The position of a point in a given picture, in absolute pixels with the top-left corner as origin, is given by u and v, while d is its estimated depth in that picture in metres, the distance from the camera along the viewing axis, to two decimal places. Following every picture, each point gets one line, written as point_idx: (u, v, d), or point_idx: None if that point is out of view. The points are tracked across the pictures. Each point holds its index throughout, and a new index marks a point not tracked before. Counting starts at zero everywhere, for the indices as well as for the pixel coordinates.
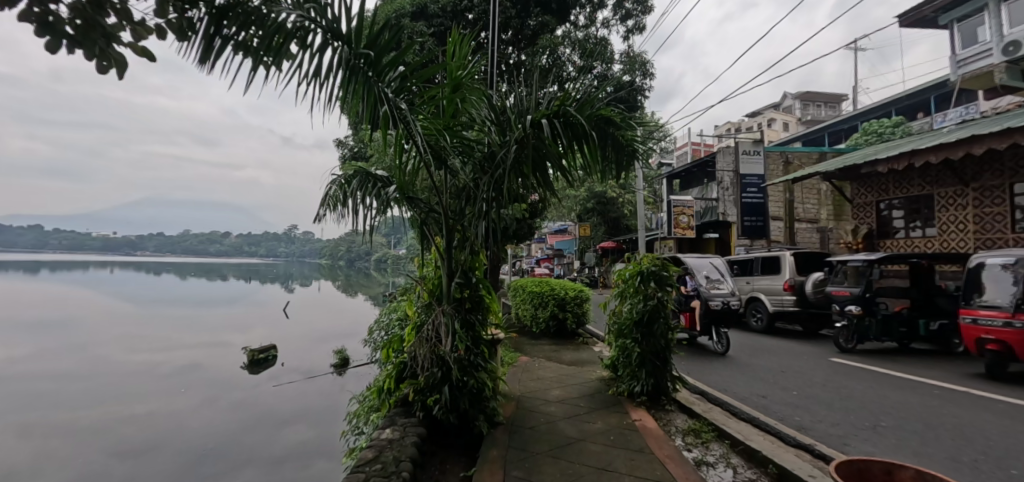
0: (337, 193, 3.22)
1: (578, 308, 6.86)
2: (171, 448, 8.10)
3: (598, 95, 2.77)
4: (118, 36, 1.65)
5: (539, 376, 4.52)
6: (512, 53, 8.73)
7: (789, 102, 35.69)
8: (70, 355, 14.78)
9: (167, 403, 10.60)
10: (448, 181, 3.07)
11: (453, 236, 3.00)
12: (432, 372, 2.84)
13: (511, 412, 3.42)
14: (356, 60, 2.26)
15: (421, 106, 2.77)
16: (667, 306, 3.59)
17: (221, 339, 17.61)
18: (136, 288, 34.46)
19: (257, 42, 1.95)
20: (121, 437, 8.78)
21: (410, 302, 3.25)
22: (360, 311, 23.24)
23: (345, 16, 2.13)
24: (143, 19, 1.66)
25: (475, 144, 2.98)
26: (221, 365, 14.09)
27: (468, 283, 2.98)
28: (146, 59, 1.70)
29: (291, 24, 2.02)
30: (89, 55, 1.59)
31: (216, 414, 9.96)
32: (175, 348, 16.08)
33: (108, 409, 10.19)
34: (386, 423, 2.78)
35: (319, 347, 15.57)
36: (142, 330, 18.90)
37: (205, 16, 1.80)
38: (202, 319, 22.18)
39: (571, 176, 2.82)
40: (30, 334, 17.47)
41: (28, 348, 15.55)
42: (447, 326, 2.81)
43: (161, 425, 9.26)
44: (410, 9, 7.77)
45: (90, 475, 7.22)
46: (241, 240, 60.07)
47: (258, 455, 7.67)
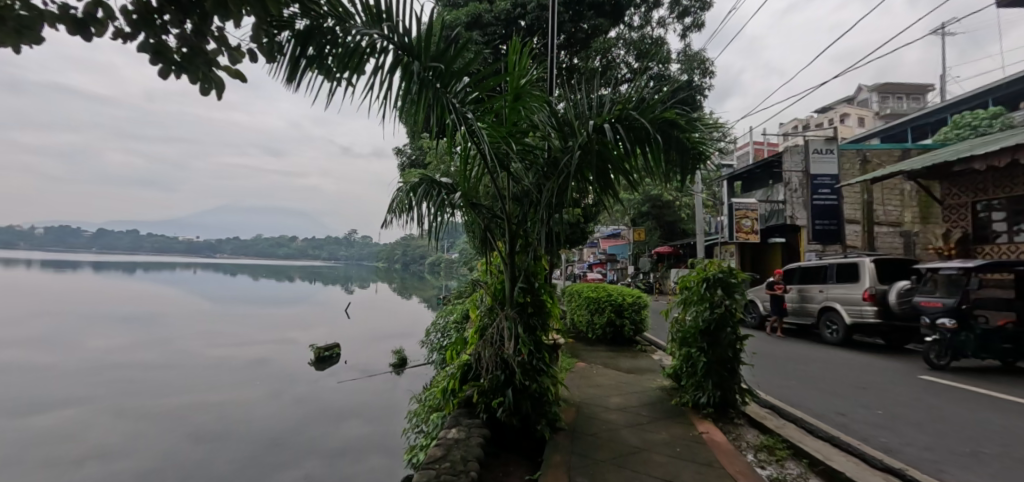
0: (403, 200, 3.36)
1: (635, 314, 6.74)
2: (244, 437, 8.71)
3: (661, 96, 2.72)
4: (217, 60, 1.82)
5: (597, 383, 4.48)
6: (565, 58, 8.72)
7: (864, 95, 33.12)
8: (160, 348, 16.35)
9: (241, 395, 11.43)
10: (510, 187, 3.08)
11: (516, 242, 3.04)
12: (495, 374, 2.91)
13: (571, 418, 3.41)
14: (424, 72, 2.39)
15: (484, 114, 2.82)
16: (734, 314, 3.43)
17: (289, 336, 18.83)
18: (214, 288, 37.57)
19: (334, 60, 2.14)
20: (200, 423, 9.56)
21: (474, 307, 3.36)
22: (415, 314, 24.00)
23: (414, 32, 2.25)
24: (238, 44, 1.83)
25: (537, 150, 3.01)
26: (289, 360, 15.03)
27: (530, 288, 3.02)
28: (239, 79, 1.86)
29: (366, 45, 2.20)
30: (193, 79, 1.79)
31: (283, 406, 10.60)
32: (248, 344, 17.35)
33: (191, 397, 11.19)
34: (451, 423, 2.85)
35: (376, 347, 16.24)
36: (221, 327, 20.58)
37: (292, 38, 2.04)
38: (271, 317, 23.79)
39: (634, 180, 2.79)
40: (128, 328, 19.56)
41: (127, 340, 17.41)
42: (509, 329, 2.85)
43: (235, 415, 10.00)
44: (465, 19, 7.93)
45: (176, 458, 7.92)
46: (307, 244, 63.95)
47: (319, 448, 8.11)
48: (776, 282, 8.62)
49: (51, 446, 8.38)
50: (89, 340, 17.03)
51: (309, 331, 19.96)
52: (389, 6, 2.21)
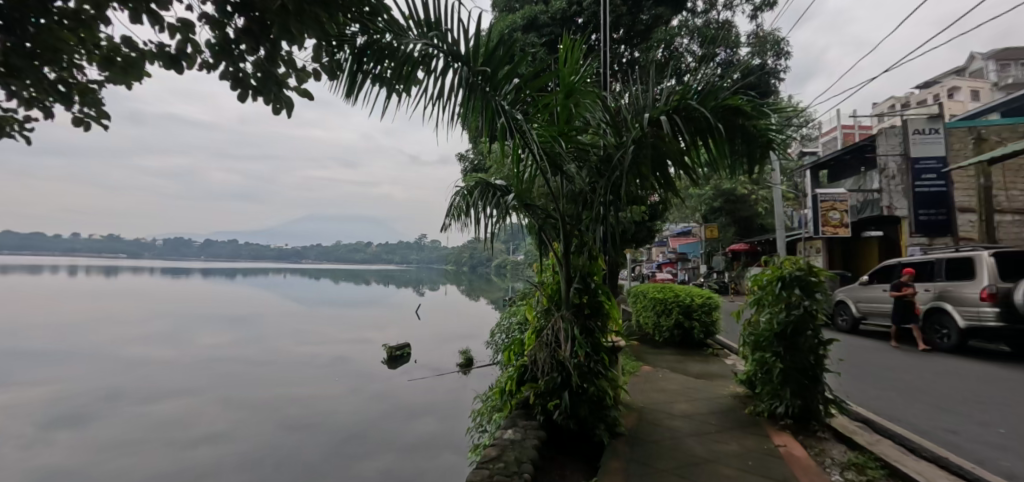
0: (460, 204, 3.42)
1: (704, 316, 6.38)
2: (325, 429, 9.37)
3: (723, 83, 2.54)
4: (286, 82, 1.97)
5: (662, 388, 4.27)
6: (624, 51, 8.49)
7: (979, 65, 28.93)
8: (255, 346, 18.06)
9: (324, 390, 12.31)
10: (564, 187, 3.01)
11: (571, 242, 2.97)
12: (551, 377, 2.87)
13: (632, 423, 3.28)
14: (474, 77, 2.42)
15: (535, 115, 2.79)
16: (815, 317, 3.13)
17: (365, 336, 19.99)
18: (300, 291, 40.83)
19: (390, 72, 2.26)
20: (288, 415, 10.42)
21: (531, 307, 3.35)
22: (481, 315, 24.49)
23: (463, 39, 2.29)
24: (303, 66, 1.96)
25: (591, 148, 2.93)
26: (366, 359, 15.94)
27: (586, 288, 2.94)
28: (305, 98, 1.98)
29: (418, 54, 2.28)
30: (267, 101, 1.97)
31: (359, 402, 11.25)
32: (330, 343, 18.65)
33: (281, 390, 12.25)
34: (507, 424, 2.84)
35: (445, 347, 16.76)
36: (306, 327, 22.31)
37: (350, 55, 2.21)
38: (350, 318, 25.41)
39: (695, 174, 2.63)
40: (230, 327, 21.82)
41: (228, 338, 19.42)
42: (565, 331, 2.79)
43: (318, 408, 10.78)
44: (521, 23, 7.99)
45: (268, 445, 8.68)
46: (381, 249, 67.59)
47: (392, 442, 8.52)
48: (904, 283, 6.98)
49: (168, 430, 9.56)
50: (198, 337, 19.21)
51: (384, 331, 21.06)
52: (440, 14, 2.26)
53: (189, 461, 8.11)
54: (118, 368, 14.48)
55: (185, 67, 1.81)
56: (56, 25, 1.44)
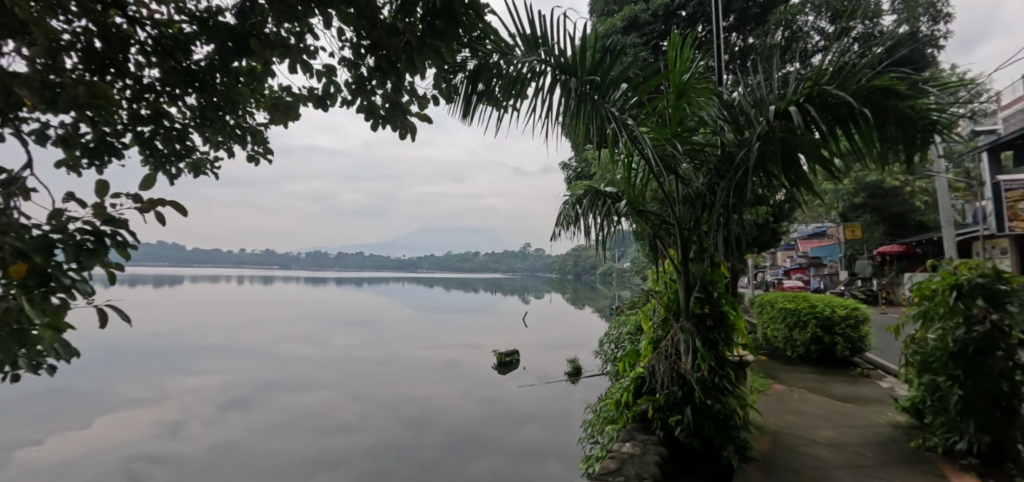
0: (570, 213, 3.44)
1: (850, 331, 5.53)
2: (439, 429, 9.95)
3: (866, 62, 2.22)
4: (409, 108, 2.18)
5: (800, 410, 3.81)
6: (736, 39, 7.82)
7: None
8: (380, 347, 19.93)
9: (438, 391, 13.12)
10: (679, 191, 2.85)
11: (690, 248, 2.81)
12: (671, 390, 2.73)
13: (765, 447, 2.97)
14: (582, 87, 2.44)
15: (646, 118, 2.69)
16: (1009, 335, 2.55)
17: (476, 341, 20.92)
18: (416, 299, 44.16)
19: (501, 91, 2.38)
20: (407, 412, 11.29)
21: (646, 317, 3.23)
22: (587, 324, 24.14)
23: (569, 50, 2.33)
24: (423, 93, 2.14)
25: (709, 147, 2.74)
26: (476, 363, 16.65)
27: (708, 298, 2.76)
28: (425, 122, 2.17)
29: (527, 71, 2.36)
30: (394, 128, 2.19)
31: (470, 405, 11.78)
32: (444, 347, 19.85)
33: (401, 389, 13.34)
34: (625, 436, 2.75)
35: (551, 355, 16.83)
36: (422, 332, 24.04)
37: (464, 79, 2.37)
38: (461, 324, 26.81)
39: (836, 169, 2.31)
40: (359, 330, 24.39)
41: (358, 339, 21.71)
42: (686, 342, 2.65)
43: (433, 408, 11.51)
44: (621, 24, 7.82)
45: (391, 439, 9.51)
46: (487, 258, 70.37)
47: (501, 446, 8.77)
48: None
49: (311, 418, 10.96)
50: (334, 338, 21.76)
51: (492, 337, 21.82)
52: (545, 30, 2.33)
53: (326, 446, 9.20)
54: (274, 362, 17.01)
55: (329, 106, 2.13)
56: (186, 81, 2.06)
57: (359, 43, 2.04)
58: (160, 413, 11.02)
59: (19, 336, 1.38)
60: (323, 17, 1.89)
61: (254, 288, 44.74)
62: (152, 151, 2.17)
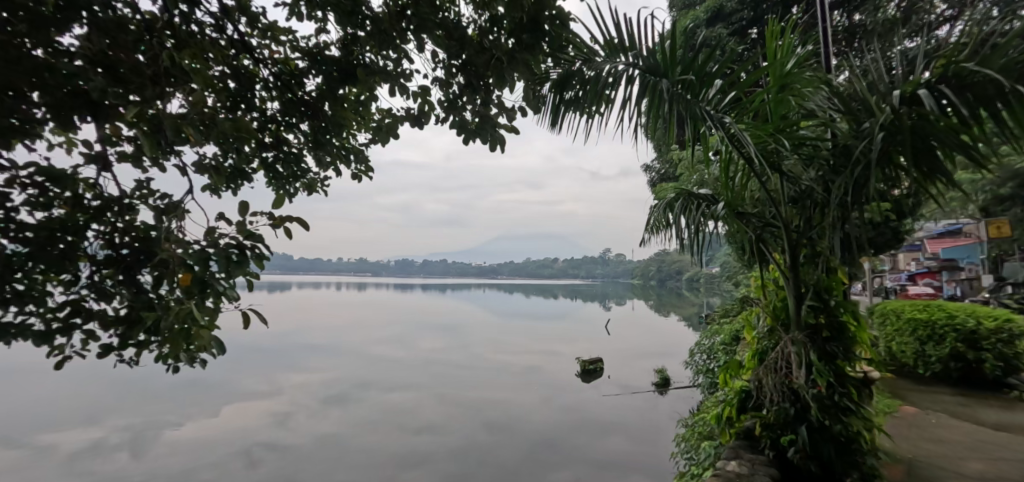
0: (661, 217, 3.33)
1: (1003, 347, 4.65)
2: (521, 435, 10.05)
3: (1018, 31, 1.88)
4: (497, 121, 2.24)
5: (940, 438, 3.30)
6: (841, 19, 7.05)
7: None
8: (464, 351, 20.62)
9: (520, 396, 13.26)
10: (784, 190, 2.63)
11: (799, 252, 2.58)
12: (782, 407, 2.52)
13: (898, 478, 2.62)
14: (674, 87, 2.35)
15: (745, 114, 2.52)
16: None
17: (557, 348, 20.83)
18: (497, 304, 45.13)
19: (586, 98, 2.38)
20: (489, 415, 11.55)
21: (749, 326, 3.02)
22: (674, 333, 22.98)
23: (656, 51, 2.27)
24: (510, 104, 2.20)
25: (818, 141, 2.49)
26: (558, 370, 16.57)
27: (822, 307, 2.52)
28: (513, 133, 2.23)
29: (612, 76, 2.33)
30: (484, 141, 2.27)
31: (552, 412, 11.76)
32: (526, 353, 20.02)
33: (484, 393, 13.68)
34: (729, 454, 2.57)
35: (635, 365, 16.24)
36: (504, 337, 24.46)
37: (550, 89, 2.42)
38: (542, 331, 26.90)
39: (985, 158, 1.97)
40: (444, 334, 25.46)
41: (444, 343, 22.69)
42: (798, 355, 2.43)
43: (514, 413, 11.66)
44: (704, 17, 7.43)
45: (474, 441, 9.80)
46: (566, 265, 70.02)
47: (584, 457, 8.65)
48: None
49: (401, 417, 11.63)
50: (422, 342, 22.93)
51: (573, 345, 21.60)
52: (631, 33, 2.28)
53: (414, 445, 9.68)
54: (370, 362, 18.31)
55: (424, 124, 2.28)
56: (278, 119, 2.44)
57: (450, 63, 2.16)
58: (274, 405, 12.36)
59: (186, 334, 1.69)
60: (418, 42, 2.04)
61: (351, 294, 48.75)
62: (275, 174, 2.49)
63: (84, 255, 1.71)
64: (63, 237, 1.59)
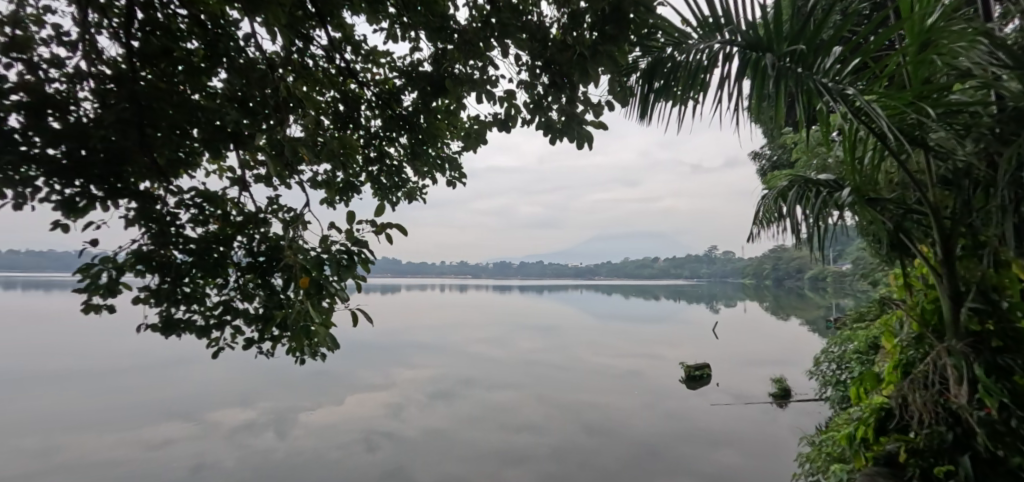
0: (772, 209, 3.02)
1: None
2: (622, 440, 9.75)
3: None
4: (584, 117, 2.19)
5: None
6: None
7: None
8: (561, 353, 20.58)
9: (620, 400, 12.87)
10: (931, 169, 2.21)
11: (956, 243, 2.14)
12: (935, 431, 2.11)
13: None
14: (782, 61, 2.09)
15: (874, 84, 2.16)
16: None
17: (659, 352, 19.87)
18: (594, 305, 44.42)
19: (678, 84, 2.24)
20: (589, 418, 11.37)
21: (888, 333, 2.62)
22: (795, 339, 20.64)
23: (757, 24, 2.04)
24: (597, 100, 2.14)
25: (976, 107, 2.05)
26: (660, 375, 15.80)
27: (990, 311, 2.07)
28: (601, 128, 2.16)
29: (708, 58, 2.13)
30: (571, 139, 2.23)
31: (655, 418, 11.24)
32: (625, 356, 19.41)
33: (583, 395, 13.52)
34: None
35: (749, 373, 14.88)
36: (602, 339, 23.97)
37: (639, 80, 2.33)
38: (642, 333, 25.89)
39: None
40: (542, 335, 25.66)
41: (541, 344, 22.88)
42: (955, 369, 2.02)
43: (614, 418, 11.34)
44: None
45: (573, 443, 9.72)
46: (666, 264, 66.65)
47: (692, 468, 8.13)
48: None
49: (502, 414, 11.94)
50: (520, 342, 23.37)
51: (677, 349, 20.43)
52: (727, 8, 2.07)
53: (514, 443, 9.87)
54: (471, 361, 19.10)
55: (512, 127, 2.31)
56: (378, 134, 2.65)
57: (533, 63, 2.15)
58: (388, 397, 13.44)
59: (307, 330, 1.91)
60: (503, 47, 2.06)
61: (453, 295, 51.41)
62: (379, 184, 2.70)
63: (233, 262, 2.05)
64: (217, 248, 2.01)
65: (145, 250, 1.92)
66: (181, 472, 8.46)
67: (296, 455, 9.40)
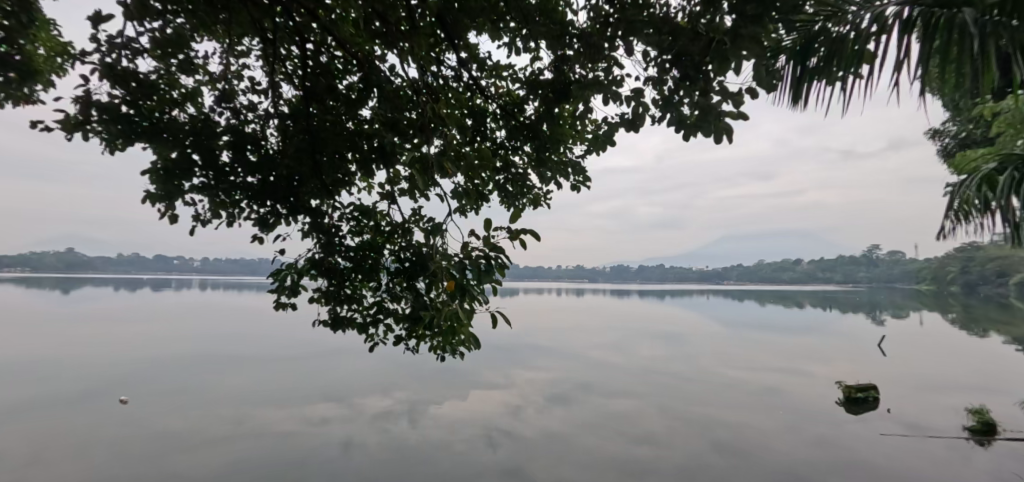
0: (975, 195, 2.95)
1: None
2: (762, 465, 8.74)
3: None
4: (721, 109, 2.00)
5: None
6: None
7: None
8: (686, 362, 19.23)
9: (758, 419, 11.56)
10: None
11: None
12: None
13: None
14: (989, 15, 1.79)
15: None
16: None
17: (806, 368, 17.43)
18: (722, 312, 40.76)
19: (836, 64, 2.04)
20: (720, 435, 10.44)
21: None
22: (999, 362, 16.46)
23: None
24: (737, 90, 1.96)
25: None
26: (808, 395, 13.84)
27: None
28: (742, 120, 1.97)
29: (876, 25, 1.92)
30: (708, 134, 2.05)
31: (802, 444, 9.86)
32: (762, 370, 17.41)
33: (712, 410, 12.45)
34: None
35: (932, 403, 12.25)
36: (734, 350, 21.84)
37: (792, 59, 2.21)
38: (783, 345, 22.97)
39: None
40: (664, 342, 24.31)
41: (663, 352, 21.67)
42: None
43: (751, 438, 10.23)
44: None
45: (703, 462, 8.99)
46: (812, 268, 58.28)
47: None
48: None
49: (622, 423, 11.56)
50: (640, 349, 22.43)
51: (828, 365, 17.72)
52: None
53: (636, 454, 9.46)
54: (588, 366, 18.87)
55: (640, 126, 2.23)
56: (501, 147, 2.81)
57: (663, 59, 2.04)
58: (509, 396, 13.93)
59: (453, 330, 2.09)
60: (628, 46, 2.02)
61: (569, 299, 51.41)
62: (505, 193, 2.84)
63: (384, 268, 2.34)
64: (371, 255, 2.32)
65: (317, 257, 2.33)
66: (335, 447, 9.75)
67: (427, 443, 10.22)
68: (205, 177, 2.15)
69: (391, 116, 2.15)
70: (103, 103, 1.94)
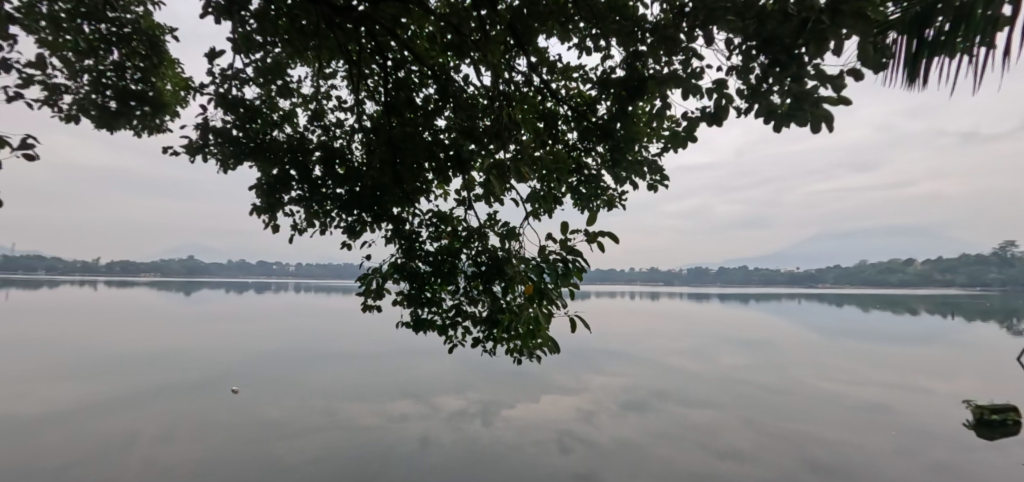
0: None
1: None
2: None
3: None
4: (818, 93, 1.82)
5: None
6: None
7: None
8: (775, 372, 17.78)
9: (862, 437, 10.39)
10: None
11: None
12: None
13: None
14: None
15: None
16: None
17: (922, 383, 15.36)
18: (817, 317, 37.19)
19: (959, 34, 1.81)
20: (816, 455, 9.51)
21: None
22: None
23: None
24: (836, 72, 1.78)
25: None
26: (924, 414, 12.19)
27: None
28: (843, 105, 1.78)
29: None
30: (804, 123, 1.87)
31: (918, 471, 8.69)
32: (866, 384, 15.62)
33: (806, 425, 11.39)
34: None
35: None
36: (831, 360, 19.84)
37: (905, 34, 1.98)
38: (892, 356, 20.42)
39: None
40: (749, 350, 22.67)
41: (749, 360, 20.20)
42: None
43: (853, 459, 9.22)
44: None
45: None
46: None
47: None
48: None
49: (702, 434, 10.95)
50: (722, 356, 21.09)
51: (951, 381, 15.46)
52: None
53: (718, 469, 8.90)
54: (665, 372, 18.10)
55: (724, 120, 2.11)
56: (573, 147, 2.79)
57: (747, 45, 1.91)
58: (581, 401, 13.74)
59: (532, 332, 2.10)
60: (708, 34, 1.92)
61: (644, 302, 49.77)
62: (578, 194, 2.81)
63: (461, 271, 2.40)
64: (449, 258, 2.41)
65: (399, 261, 2.47)
66: (413, 442, 10.23)
67: (499, 443, 10.39)
68: (301, 190, 2.38)
69: (467, 123, 2.22)
70: (218, 129, 2.22)
